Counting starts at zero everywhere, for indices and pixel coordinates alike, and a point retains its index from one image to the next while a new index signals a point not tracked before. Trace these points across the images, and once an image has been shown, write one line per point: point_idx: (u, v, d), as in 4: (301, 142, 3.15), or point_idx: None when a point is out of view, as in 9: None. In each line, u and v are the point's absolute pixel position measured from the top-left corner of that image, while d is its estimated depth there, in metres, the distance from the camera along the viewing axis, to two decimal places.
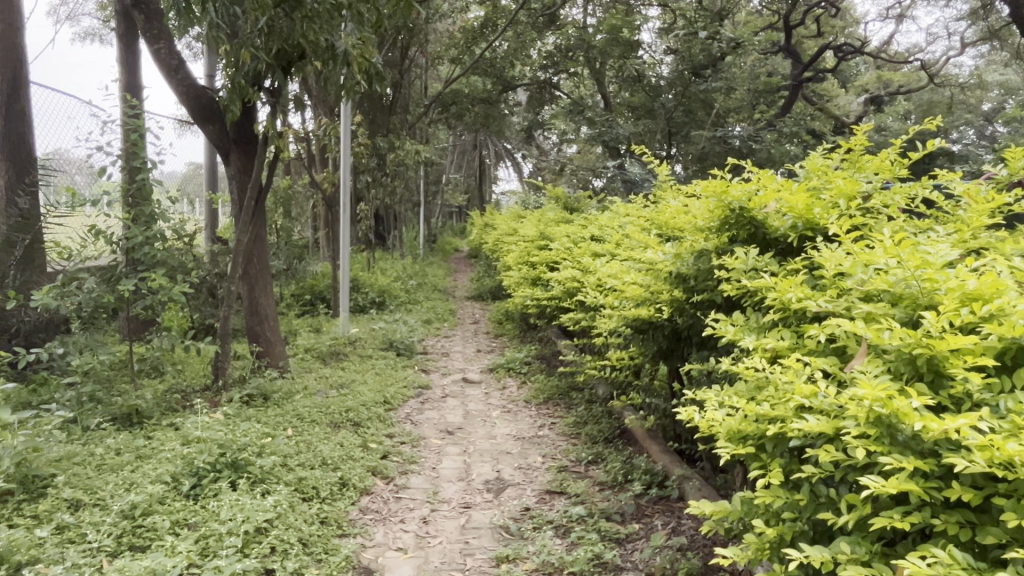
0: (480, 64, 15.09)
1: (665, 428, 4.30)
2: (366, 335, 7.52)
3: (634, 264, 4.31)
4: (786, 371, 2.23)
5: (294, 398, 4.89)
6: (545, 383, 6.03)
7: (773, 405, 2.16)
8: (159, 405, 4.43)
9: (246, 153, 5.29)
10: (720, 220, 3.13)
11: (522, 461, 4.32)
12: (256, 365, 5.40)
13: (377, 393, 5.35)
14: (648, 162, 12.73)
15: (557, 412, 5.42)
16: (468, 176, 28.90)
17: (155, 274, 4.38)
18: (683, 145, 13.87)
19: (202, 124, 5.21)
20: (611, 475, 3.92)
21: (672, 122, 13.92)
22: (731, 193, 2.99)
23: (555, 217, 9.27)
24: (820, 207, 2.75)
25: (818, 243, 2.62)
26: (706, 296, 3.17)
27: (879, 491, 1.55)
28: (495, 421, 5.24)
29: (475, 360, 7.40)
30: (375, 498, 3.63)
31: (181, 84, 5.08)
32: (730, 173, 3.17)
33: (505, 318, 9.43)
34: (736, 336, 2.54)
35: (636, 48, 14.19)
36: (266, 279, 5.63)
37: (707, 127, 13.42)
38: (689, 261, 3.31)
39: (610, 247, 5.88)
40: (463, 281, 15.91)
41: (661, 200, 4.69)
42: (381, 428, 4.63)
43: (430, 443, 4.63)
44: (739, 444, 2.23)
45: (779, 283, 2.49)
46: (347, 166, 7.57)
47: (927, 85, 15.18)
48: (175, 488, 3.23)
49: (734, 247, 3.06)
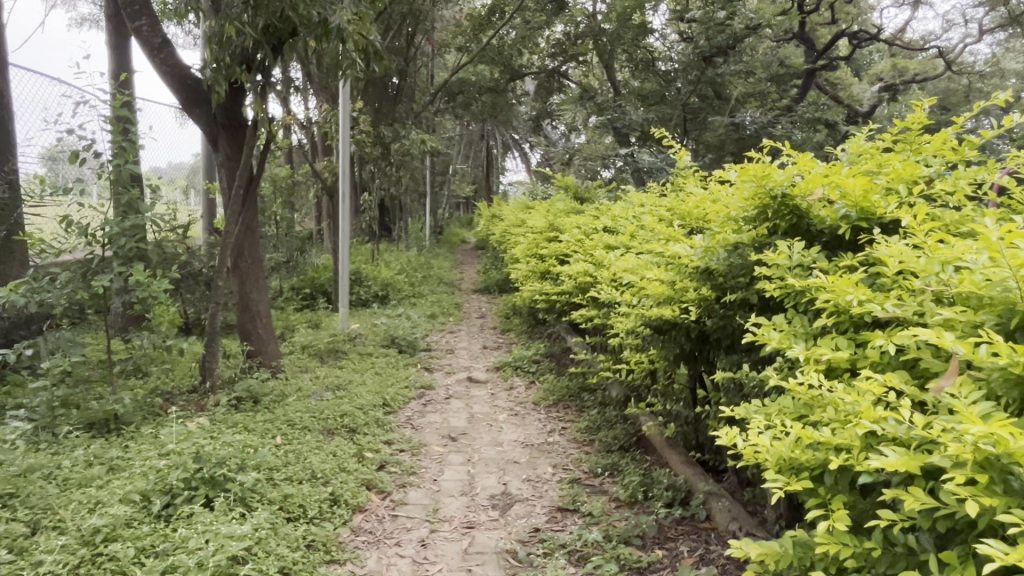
0: (487, 52, 14.73)
1: (686, 437, 3.95)
2: (367, 331, 7.18)
3: (655, 258, 3.95)
4: (849, 390, 1.87)
5: (286, 401, 4.56)
6: (555, 383, 5.68)
7: (834, 429, 1.81)
8: (138, 411, 4.12)
9: (235, 139, 4.92)
10: (758, 209, 2.75)
11: (531, 472, 3.98)
12: (247, 365, 5.07)
13: (376, 395, 5.02)
14: (659, 151, 12.33)
15: (568, 416, 5.07)
16: (476, 166, 28.50)
17: (133, 268, 4.05)
18: (697, 134, 13.45)
19: (186, 108, 4.84)
20: (628, 489, 3.59)
21: (688, 108, 13.23)
22: (773, 178, 2.62)
23: (565, 207, 8.92)
24: (878, 194, 2.38)
25: (877, 236, 2.25)
26: (740, 295, 2.81)
27: (1001, 558, 1.18)
28: (502, 425, 4.89)
29: (480, 357, 7.05)
30: (369, 517, 3.29)
31: (164, 64, 4.71)
32: (769, 155, 2.79)
33: (512, 312, 9.09)
34: (782, 345, 2.18)
35: (648, 34, 13.79)
36: (259, 275, 5.27)
37: (723, 113, 13.02)
38: (722, 256, 2.94)
39: (628, 242, 5.49)
40: (470, 272, 15.57)
41: (684, 189, 4.30)
42: (378, 434, 4.31)
43: (431, 451, 4.28)
44: (792, 474, 1.87)
45: (835, 282, 2.13)
46: (346, 154, 7.21)
47: (943, 73, 14.71)
48: (144, 509, 2.90)
49: (776, 239, 2.69)
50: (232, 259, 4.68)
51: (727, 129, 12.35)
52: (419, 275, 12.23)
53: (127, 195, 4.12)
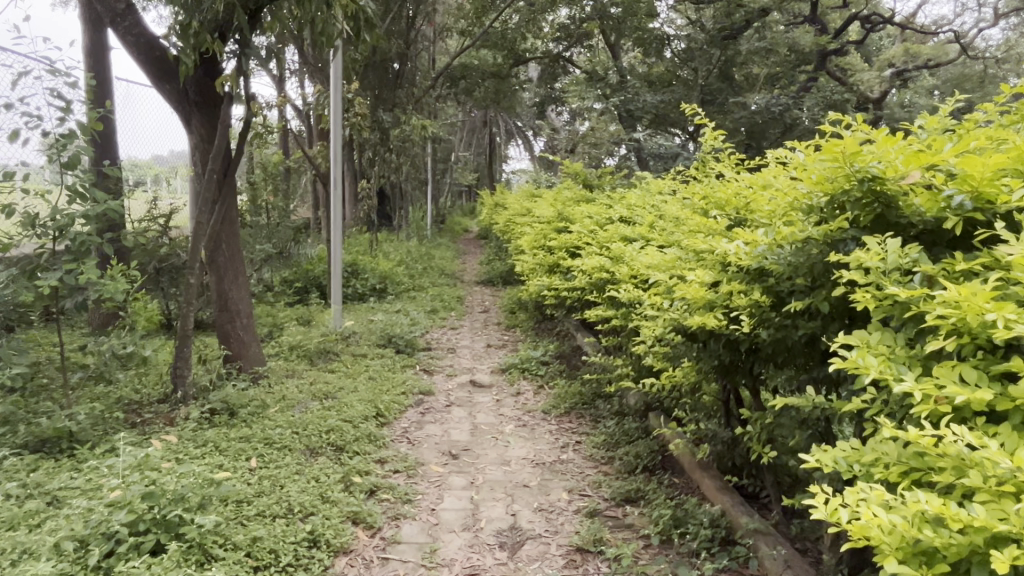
0: (490, 37, 14.20)
1: (721, 458, 3.44)
2: (362, 329, 6.65)
3: (690, 254, 3.41)
4: (1005, 450, 1.34)
5: (266, 415, 4.05)
6: (566, 389, 5.18)
7: (987, 506, 1.29)
8: (93, 428, 3.63)
9: (210, 118, 4.35)
10: (834, 196, 2.21)
11: (543, 499, 3.48)
12: (226, 372, 4.57)
13: (368, 405, 4.50)
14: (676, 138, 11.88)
15: (583, 428, 4.56)
16: (479, 154, 27.94)
17: (86, 265, 3.51)
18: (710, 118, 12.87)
19: (155, 84, 4.26)
20: (658, 525, 3.09)
21: (707, 88, 12.66)
22: (859, 155, 2.06)
23: (573, 196, 8.39)
24: (1006, 177, 1.83)
25: (1011, 232, 1.71)
26: (808, 303, 2.28)
27: None
28: (510, 439, 4.38)
29: (484, 357, 6.54)
30: (354, 561, 2.79)
31: (127, 33, 4.15)
32: (849, 129, 2.23)
33: (517, 307, 8.57)
34: (885, 375, 1.65)
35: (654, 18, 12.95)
36: (239, 270, 4.75)
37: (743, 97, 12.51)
38: (784, 254, 2.41)
39: (651, 236, 4.95)
40: (473, 263, 15.05)
41: (721, 173, 3.76)
42: (369, 453, 3.80)
43: (429, 472, 3.78)
44: (921, 564, 1.35)
45: (959, 292, 1.60)
46: (338, 136, 6.67)
47: (957, 57, 14.18)
48: (79, 561, 2.38)
49: (858, 235, 2.15)
50: (206, 254, 4.16)
51: (747, 111, 11.64)
52: (419, 266, 11.72)
53: (80, 179, 3.57)
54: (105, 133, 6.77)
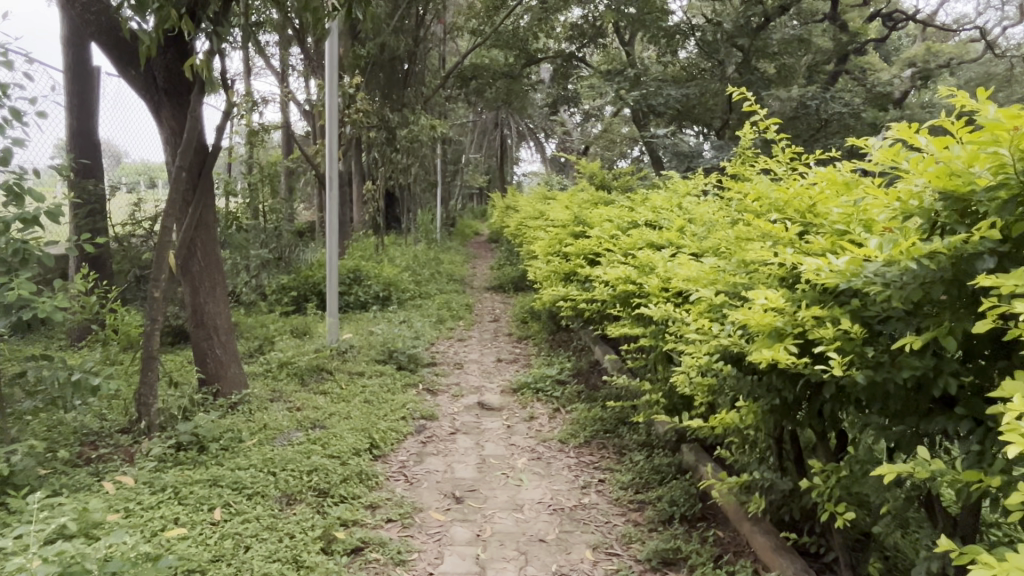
0: (501, 36, 13.71)
1: (778, 510, 2.87)
2: (362, 342, 6.12)
3: (745, 269, 2.85)
4: None
5: (242, 450, 3.51)
6: (586, 415, 4.61)
7: None
8: (33, 472, 3.09)
9: (181, 108, 3.82)
10: (971, 194, 1.63)
11: (562, 561, 2.91)
12: (202, 398, 4.04)
13: (360, 435, 3.96)
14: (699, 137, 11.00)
15: (607, 463, 3.98)
16: (490, 156, 27.35)
17: (19, 279, 2.97)
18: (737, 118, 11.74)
19: (117, 70, 3.74)
20: None
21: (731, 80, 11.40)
22: (1013, 141, 1.49)
23: (589, 198, 7.84)
24: None
25: None
26: (926, 342, 1.71)
27: None
28: (523, 476, 3.80)
29: (493, 374, 5.98)
30: None
31: (86, 11, 3.63)
32: (985, 106, 1.65)
33: (529, 317, 8.01)
34: None
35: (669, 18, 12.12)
36: (217, 280, 4.22)
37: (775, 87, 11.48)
38: (887, 274, 1.84)
39: (687, 245, 4.37)
40: (482, 268, 14.50)
41: (777, 170, 3.17)
42: (359, 497, 3.25)
43: (428, 521, 3.22)
44: None
45: None
46: (335, 135, 6.14)
47: (988, 55, 13.50)
48: None
49: (1004, 251, 1.58)
50: (174, 263, 3.62)
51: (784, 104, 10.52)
52: (427, 271, 11.20)
53: (15, 177, 3.04)
54: (83, 130, 6.29)
